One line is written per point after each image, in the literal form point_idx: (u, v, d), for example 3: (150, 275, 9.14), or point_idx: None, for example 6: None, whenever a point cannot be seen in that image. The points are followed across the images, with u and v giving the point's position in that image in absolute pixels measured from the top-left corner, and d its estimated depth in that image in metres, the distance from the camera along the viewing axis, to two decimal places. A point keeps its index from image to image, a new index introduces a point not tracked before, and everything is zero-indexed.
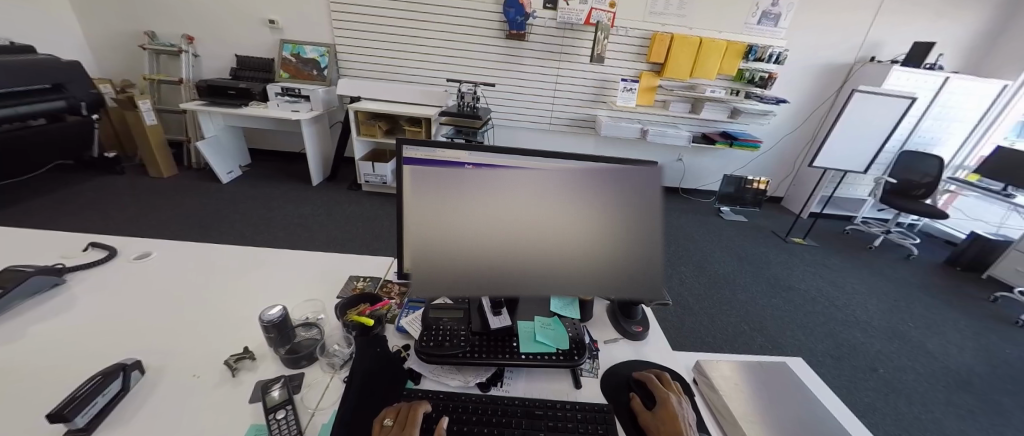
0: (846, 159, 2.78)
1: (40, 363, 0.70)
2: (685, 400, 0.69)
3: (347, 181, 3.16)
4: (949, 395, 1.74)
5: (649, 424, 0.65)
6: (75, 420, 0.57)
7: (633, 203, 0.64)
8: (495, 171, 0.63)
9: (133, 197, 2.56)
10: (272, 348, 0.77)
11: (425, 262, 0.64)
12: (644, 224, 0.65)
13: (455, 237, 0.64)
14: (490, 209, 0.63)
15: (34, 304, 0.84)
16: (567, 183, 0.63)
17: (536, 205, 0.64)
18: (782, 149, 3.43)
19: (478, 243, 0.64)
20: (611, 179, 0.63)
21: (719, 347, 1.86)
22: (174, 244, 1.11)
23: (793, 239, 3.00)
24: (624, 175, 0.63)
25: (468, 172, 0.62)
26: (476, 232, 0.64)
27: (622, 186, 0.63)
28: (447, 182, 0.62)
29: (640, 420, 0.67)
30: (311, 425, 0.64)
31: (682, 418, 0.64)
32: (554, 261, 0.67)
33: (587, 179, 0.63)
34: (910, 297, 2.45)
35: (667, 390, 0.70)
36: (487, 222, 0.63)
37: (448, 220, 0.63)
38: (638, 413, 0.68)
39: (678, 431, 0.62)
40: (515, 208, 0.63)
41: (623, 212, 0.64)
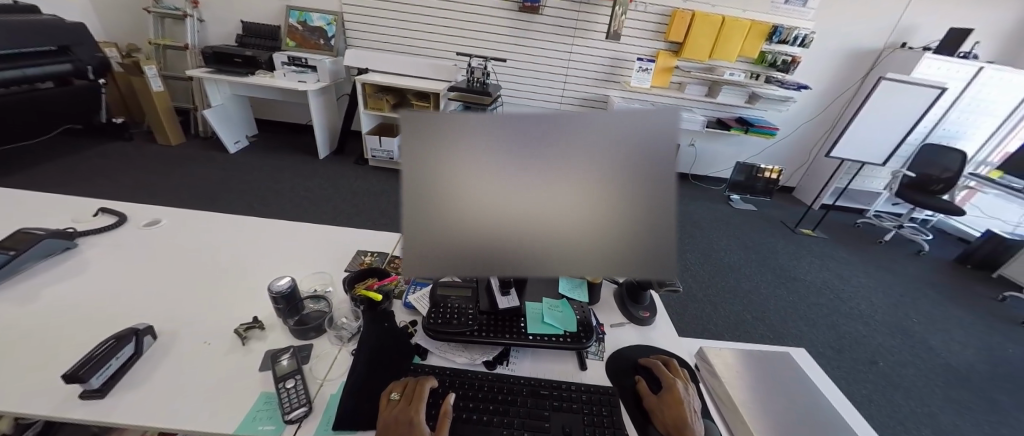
0: (865, 150, 2.69)
1: (56, 325, 0.72)
2: (691, 386, 0.69)
3: (354, 156, 3.15)
4: (947, 390, 1.76)
5: (654, 408, 0.66)
6: (89, 381, 0.59)
7: (647, 176, 0.61)
8: (499, 134, 0.58)
9: (142, 164, 2.56)
10: (281, 318, 0.77)
11: (420, 233, 0.62)
12: (658, 200, 0.62)
13: (457, 199, 0.61)
14: (493, 173, 0.60)
15: (47, 266, 0.85)
16: (579, 145, 0.59)
17: (545, 170, 0.60)
18: (798, 137, 3.33)
19: (474, 214, 0.62)
20: (628, 142, 0.59)
21: (719, 334, 1.87)
22: (183, 213, 1.11)
23: (802, 230, 2.96)
24: (640, 141, 0.59)
25: (471, 130, 0.57)
26: (478, 198, 0.61)
27: (637, 152, 0.60)
28: (449, 141, 0.57)
29: (646, 404, 0.67)
30: (319, 395, 0.65)
31: (689, 405, 0.64)
32: (560, 232, 0.65)
33: (599, 141, 0.59)
34: (916, 292, 2.43)
35: (674, 376, 0.69)
36: (492, 185, 0.61)
37: (452, 182, 0.60)
38: (644, 397, 0.68)
39: (684, 417, 0.62)
40: (520, 172, 0.60)
41: (637, 184, 0.62)
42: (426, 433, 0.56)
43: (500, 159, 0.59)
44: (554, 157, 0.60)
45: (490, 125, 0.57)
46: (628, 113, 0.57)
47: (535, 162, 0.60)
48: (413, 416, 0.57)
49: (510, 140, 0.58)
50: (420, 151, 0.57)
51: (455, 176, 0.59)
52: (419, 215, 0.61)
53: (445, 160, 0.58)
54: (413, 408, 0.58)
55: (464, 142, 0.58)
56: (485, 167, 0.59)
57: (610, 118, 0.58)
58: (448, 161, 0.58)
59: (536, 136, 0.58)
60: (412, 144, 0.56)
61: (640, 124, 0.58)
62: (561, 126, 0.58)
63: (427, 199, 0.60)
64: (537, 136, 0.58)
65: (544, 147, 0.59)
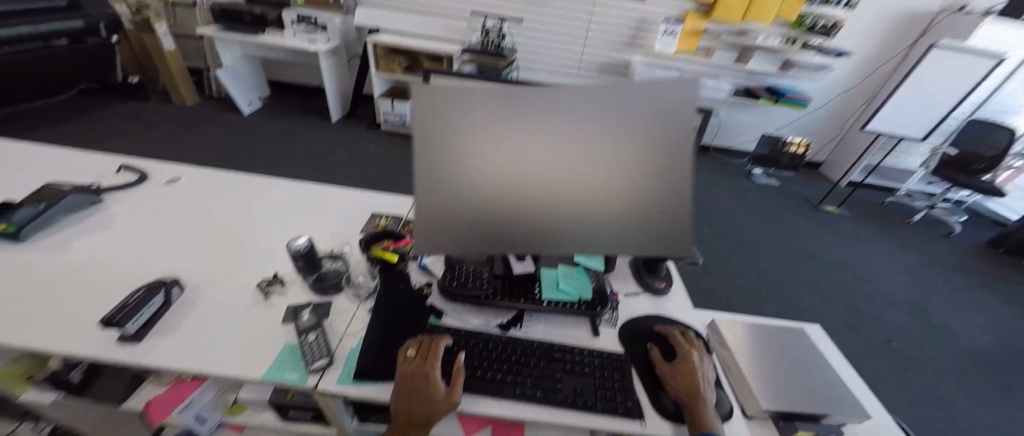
0: (905, 124, 2.52)
1: (87, 276, 0.74)
2: (707, 356, 0.68)
3: (367, 119, 3.11)
4: (961, 372, 1.74)
5: (669, 374, 0.65)
6: (126, 327, 0.62)
7: (670, 145, 0.58)
8: (514, 100, 0.56)
9: (161, 125, 2.59)
10: (301, 275, 0.79)
11: (430, 203, 0.60)
12: (675, 175, 0.60)
13: (475, 163, 0.58)
14: (507, 142, 0.57)
15: (75, 220, 0.88)
16: (596, 116, 0.57)
17: (566, 135, 0.57)
18: (833, 109, 3.13)
19: (486, 185, 0.60)
20: (646, 116, 0.57)
21: (730, 309, 1.87)
22: (202, 172, 1.12)
23: (826, 207, 2.84)
24: (657, 112, 0.57)
25: (486, 97, 0.56)
26: (489, 168, 0.59)
27: (656, 126, 0.58)
28: (463, 108, 0.56)
29: (659, 371, 0.67)
30: (340, 349, 0.67)
31: (703, 377, 0.63)
32: (581, 202, 0.62)
33: (618, 111, 0.57)
34: (940, 275, 2.36)
35: (690, 346, 0.68)
36: (511, 149, 0.58)
37: (469, 145, 0.58)
38: (657, 364, 0.68)
39: (698, 387, 0.61)
40: (535, 141, 0.57)
41: (660, 155, 0.59)
42: (440, 392, 0.57)
43: (519, 123, 0.57)
44: (576, 123, 0.57)
45: (506, 92, 0.55)
46: (654, 80, 0.55)
47: (557, 128, 0.57)
48: (430, 371, 0.58)
49: (529, 104, 0.56)
50: (439, 111, 0.56)
51: (472, 140, 0.57)
52: (434, 178, 0.59)
53: (463, 122, 0.56)
54: (429, 364, 0.59)
55: (482, 103, 0.55)
56: (503, 129, 0.57)
57: (629, 89, 0.56)
58: (465, 124, 0.56)
59: (551, 106, 0.56)
60: (428, 103, 0.55)
61: (660, 94, 0.56)
62: (576, 92, 0.56)
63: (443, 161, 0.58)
64: (553, 105, 0.56)
65: (567, 113, 0.56)
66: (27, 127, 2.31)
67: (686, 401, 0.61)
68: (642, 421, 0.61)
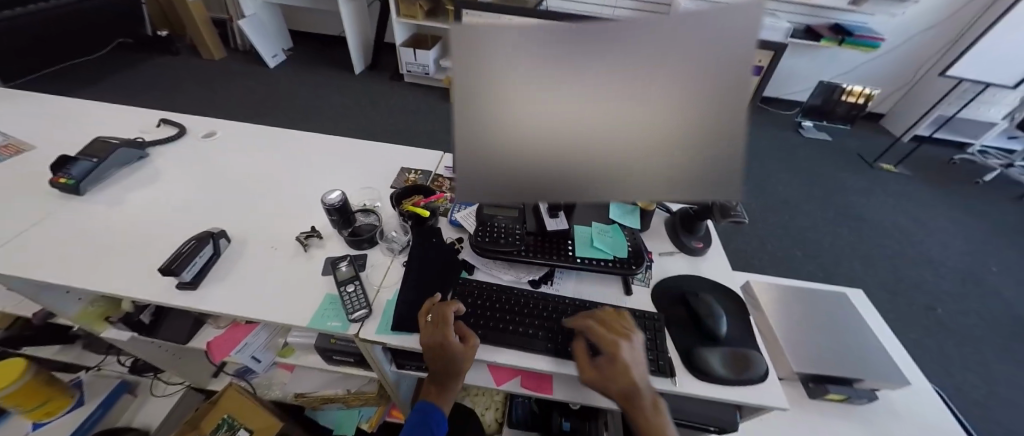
0: (993, 69, 2.19)
1: (142, 227, 0.79)
2: (637, 339, 0.59)
3: (390, 70, 3.01)
4: (1010, 342, 1.65)
5: (598, 374, 0.57)
6: (182, 275, 0.66)
7: (725, 99, 0.52)
8: (561, 41, 0.48)
9: (193, 78, 2.63)
10: (337, 229, 0.81)
11: (466, 155, 0.58)
12: (726, 129, 0.55)
13: (513, 114, 0.54)
14: (549, 91, 0.52)
15: (126, 173, 0.92)
16: (651, 60, 0.50)
17: (608, 85, 0.52)
18: (908, 50, 2.74)
19: (524, 136, 0.57)
20: (709, 61, 0.49)
21: (763, 270, 1.81)
22: (235, 126, 1.13)
23: (882, 165, 2.60)
24: (725, 57, 0.49)
25: (529, 37, 0.47)
26: (528, 117, 0.55)
27: (719, 74, 0.50)
28: (503, 53, 0.48)
29: (584, 374, 0.58)
30: (377, 300, 0.69)
31: (635, 367, 0.56)
32: (614, 153, 0.60)
33: (679, 55, 0.49)
34: (1005, 240, 2.16)
35: (615, 337, 0.58)
36: (548, 101, 0.53)
37: (503, 97, 0.52)
38: (581, 366, 0.58)
39: (634, 383, 0.54)
40: (580, 89, 0.52)
41: (711, 109, 0.54)
42: (459, 347, 0.59)
43: (559, 72, 0.51)
44: (622, 72, 0.51)
45: (551, 33, 0.47)
46: (726, 20, 0.45)
47: (599, 78, 0.51)
48: (444, 339, 0.59)
49: (571, 50, 0.49)
50: (470, 58, 0.48)
51: (506, 91, 0.52)
52: (464, 132, 0.55)
53: (497, 71, 0.50)
54: (442, 331, 0.59)
55: (519, 48, 0.48)
56: (541, 79, 0.51)
57: (699, 28, 0.47)
58: (499, 72, 0.50)
59: (603, 48, 0.49)
60: (463, 48, 0.47)
61: (733, 36, 0.47)
62: (635, 29, 0.47)
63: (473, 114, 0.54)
64: (605, 47, 0.48)
65: (614, 60, 0.50)
66: (74, 83, 2.41)
67: (623, 401, 0.55)
68: (673, 377, 0.62)
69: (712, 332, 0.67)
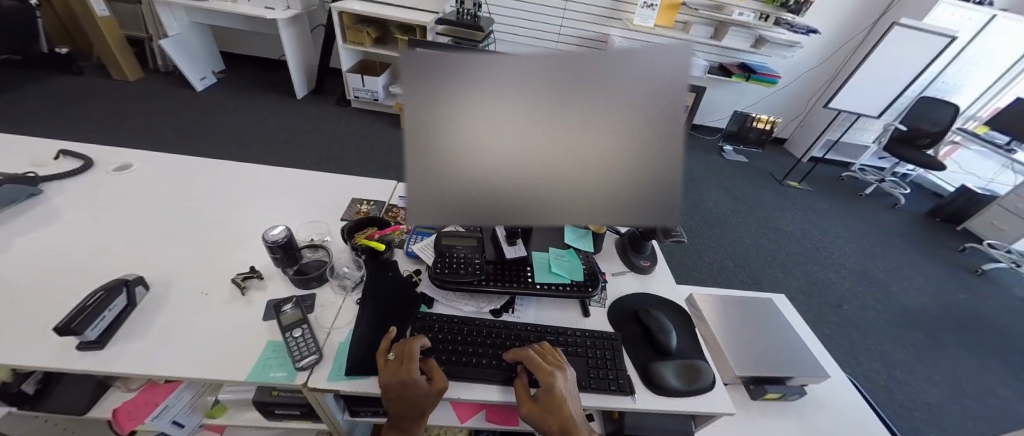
0: (862, 102, 2.66)
1: (33, 277, 0.68)
2: (569, 368, 0.63)
3: (335, 95, 2.92)
4: (899, 330, 1.94)
5: (537, 415, 0.58)
6: (85, 334, 0.57)
7: (661, 125, 0.58)
8: (510, 68, 0.52)
9: (100, 101, 2.34)
10: (280, 267, 0.75)
11: (423, 179, 0.57)
12: (665, 152, 0.60)
13: (467, 136, 0.56)
14: (501, 113, 0.55)
15: (12, 214, 0.79)
16: (592, 87, 0.55)
17: (563, 115, 0.56)
18: (800, 86, 3.23)
19: (479, 158, 0.58)
20: (643, 89, 0.55)
21: (702, 280, 1.98)
22: (157, 156, 1.02)
23: (789, 182, 2.99)
24: (654, 86, 0.55)
25: (480, 63, 0.51)
26: (482, 139, 0.57)
27: (651, 100, 0.56)
28: (457, 77, 0.51)
29: (523, 409, 0.59)
30: (328, 343, 0.64)
31: (569, 401, 0.59)
32: (571, 180, 0.62)
33: (615, 83, 0.55)
34: (886, 243, 2.57)
35: (550, 365, 0.61)
36: (509, 128, 0.57)
37: (466, 123, 0.55)
38: (521, 400, 0.59)
39: (570, 418, 0.57)
40: (530, 112, 0.56)
41: (650, 134, 0.59)
42: (424, 384, 0.57)
43: (518, 102, 0.55)
44: (575, 105, 0.56)
45: (501, 59, 0.51)
46: (658, 62, 0.53)
47: (556, 109, 0.56)
48: (409, 376, 0.56)
49: (529, 82, 0.53)
50: (426, 82, 0.50)
51: (469, 118, 0.54)
52: (426, 159, 0.55)
53: (461, 97, 0.53)
54: (406, 368, 0.57)
55: (482, 79, 0.52)
56: (502, 107, 0.55)
57: (631, 60, 0.53)
58: (463, 99, 0.53)
59: (549, 74, 0.53)
60: (417, 69, 0.50)
61: (659, 67, 0.53)
62: (574, 59, 0.52)
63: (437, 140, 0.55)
64: (549, 74, 0.53)
65: (567, 92, 0.55)
66: None
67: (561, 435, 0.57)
68: (632, 395, 0.64)
69: (664, 347, 0.71)
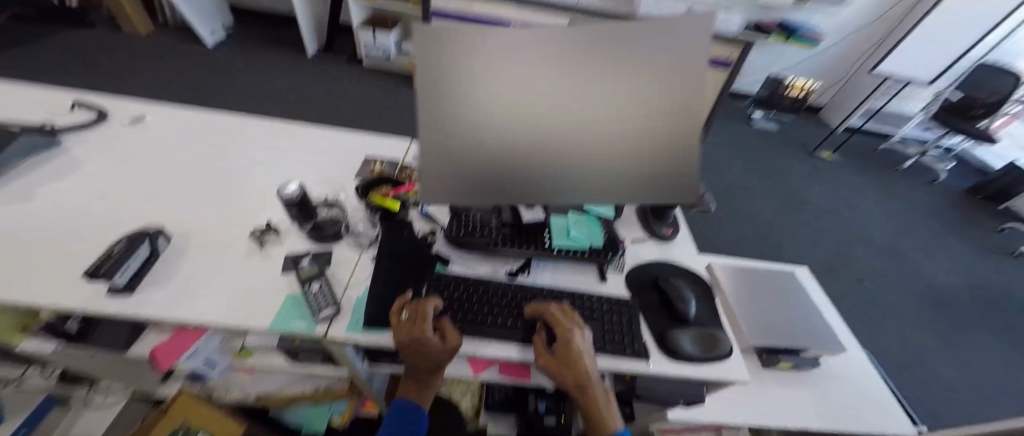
0: (913, 67, 2.43)
1: (61, 225, 0.69)
2: (583, 324, 0.62)
3: (347, 52, 2.82)
4: (922, 309, 1.89)
5: (553, 369, 0.57)
6: (115, 280, 0.58)
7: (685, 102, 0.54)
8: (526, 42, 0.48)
9: (115, 57, 2.33)
10: (296, 225, 0.75)
11: (436, 160, 0.54)
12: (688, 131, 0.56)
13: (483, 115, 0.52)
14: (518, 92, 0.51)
15: (36, 164, 0.80)
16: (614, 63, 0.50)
17: (592, 73, 0.51)
18: (844, 47, 2.97)
19: (494, 140, 0.54)
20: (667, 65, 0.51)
21: (720, 252, 1.94)
22: (170, 109, 1.01)
23: (821, 153, 2.83)
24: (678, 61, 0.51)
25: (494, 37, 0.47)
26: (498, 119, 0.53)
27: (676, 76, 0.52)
28: (471, 51, 0.48)
29: (539, 364, 0.58)
30: (345, 297, 0.65)
31: (585, 358, 0.57)
32: (597, 147, 0.57)
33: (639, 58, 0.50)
34: (919, 220, 2.45)
35: (563, 321, 0.60)
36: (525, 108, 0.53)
37: (485, 80, 0.50)
38: (537, 355, 0.59)
39: (588, 373, 0.56)
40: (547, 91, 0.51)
41: (672, 113, 0.55)
42: (437, 343, 0.57)
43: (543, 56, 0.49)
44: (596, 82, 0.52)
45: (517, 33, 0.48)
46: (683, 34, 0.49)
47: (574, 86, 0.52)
48: (422, 334, 0.55)
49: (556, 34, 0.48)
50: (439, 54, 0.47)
51: (488, 74, 0.49)
52: (440, 119, 0.51)
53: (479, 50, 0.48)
54: (419, 327, 0.56)
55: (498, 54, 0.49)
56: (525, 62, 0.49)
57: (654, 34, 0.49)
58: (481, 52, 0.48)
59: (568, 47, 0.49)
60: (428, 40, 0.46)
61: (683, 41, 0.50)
62: (593, 32, 0.48)
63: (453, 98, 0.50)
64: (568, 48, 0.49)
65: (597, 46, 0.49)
66: None
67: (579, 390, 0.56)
68: (648, 360, 0.64)
69: (683, 314, 0.69)
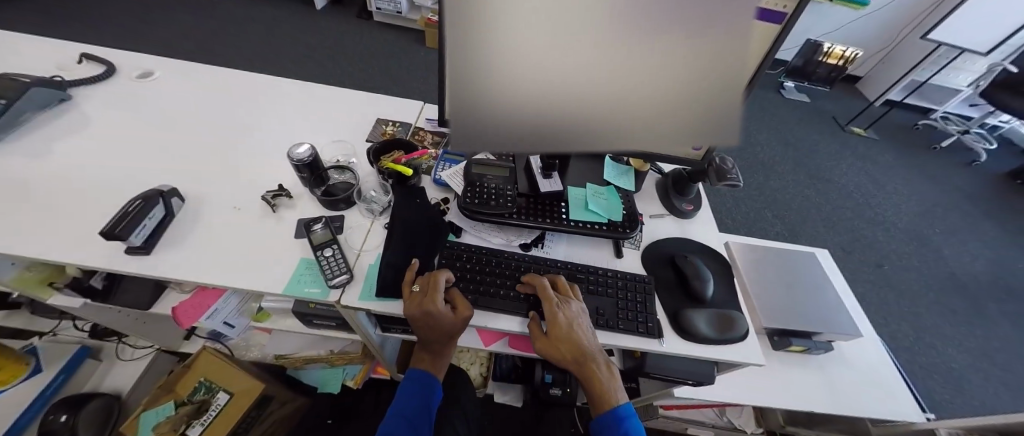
0: (970, 34, 2.21)
1: (77, 182, 0.69)
2: (578, 300, 0.62)
3: (356, 5, 2.68)
4: (941, 294, 1.84)
5: (550, 350, 0.58)
6: (130, 239, 0.59)
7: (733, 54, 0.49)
8: None
9: (121, 6, 2.26)
10: (308, 188, 0.74)
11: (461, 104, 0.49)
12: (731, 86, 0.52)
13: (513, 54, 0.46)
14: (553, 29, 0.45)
15: (49, 118, 0.79)
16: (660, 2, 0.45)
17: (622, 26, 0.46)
18: (895, 10, 2.70)
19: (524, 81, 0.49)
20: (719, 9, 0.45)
21: (734, 228, 1.90)
22: (176, 64, 0.97)
23: (853, 128, 2.67)
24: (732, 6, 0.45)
25: None
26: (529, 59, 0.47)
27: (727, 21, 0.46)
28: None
29: (535, 345, 0.59)
30: (358, 264, 0.65)
31: (582, 327, 0.59)
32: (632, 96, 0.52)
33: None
34: (950, 203, 2.33)
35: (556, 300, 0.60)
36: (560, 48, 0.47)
37: (506, 33, 0.44)
38: (533, 337, 0.59)
39: (585, 350, 0.57)
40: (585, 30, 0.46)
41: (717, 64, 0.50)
42: (448, 315, 0.57)
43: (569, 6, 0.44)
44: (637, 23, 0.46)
45: None
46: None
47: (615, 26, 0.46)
48: (432, 307, 0.56)
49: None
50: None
51: (509, 27, 0.44)
52: (456, 79, 0.47)
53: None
54: (430, 300, 0.56)
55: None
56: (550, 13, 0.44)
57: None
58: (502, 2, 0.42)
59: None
60: None
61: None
62: None
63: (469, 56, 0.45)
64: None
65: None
66: None
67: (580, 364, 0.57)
68: (660, 338, 0.63)
69: (698, 294, 0.68)
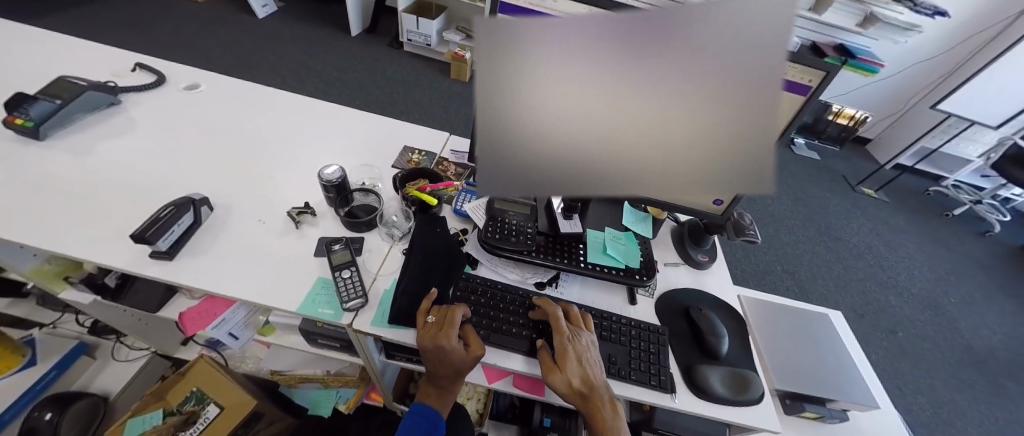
0: (979, 109, 2.27)
1: (109, 184, 0.71)
2: (588, 331, 0.61)
3: (389, 35, 2.82)
4: (959, 369, 1.77)
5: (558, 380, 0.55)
6: (157, 244, 0.60)
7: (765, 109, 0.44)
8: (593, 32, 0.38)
9: (172, 20, 2.43)
10: (333, 207, 0.75)
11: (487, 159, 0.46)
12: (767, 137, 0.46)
13: (537, 113, 0.44)
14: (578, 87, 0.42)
15: (96, 120, 0.83)
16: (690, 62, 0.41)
17: (663, 71, 0.41)
18: (905, 79, 2.77)
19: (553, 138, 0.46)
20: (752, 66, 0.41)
21: (743, 281, 1.88)
22: (221, 78, 1.03)
23: (864, 189, 2.68)
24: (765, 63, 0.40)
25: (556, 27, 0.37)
26: (555, 116, 0.44)
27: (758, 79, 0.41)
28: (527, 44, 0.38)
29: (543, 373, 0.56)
30: (374, 288, 0.65)
31: (591, 357, 0.58)
32: (661, 150, 0.48)
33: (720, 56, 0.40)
34: (965, 272, 2.29)
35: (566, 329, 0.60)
36: (584, 107, 0.44)
37: (531, 95, 0.42)
38: (542, 363, 0.57)
39: (593, 382, 0.55)
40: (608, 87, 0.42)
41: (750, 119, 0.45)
42: (460, 352, 0.57)
43: (607, 49, 0.39)
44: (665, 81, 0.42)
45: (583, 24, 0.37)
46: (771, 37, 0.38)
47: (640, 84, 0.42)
48: (445, 343, 0.55)
49: (629, 23, 0.38)
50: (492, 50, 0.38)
51: (537, 65, 0.40)
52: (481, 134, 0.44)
53: (532, 35, 0.37)
54: (444, 334, 0.56)
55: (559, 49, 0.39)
56: (583, 54, 0.40)
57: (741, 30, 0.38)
58: (533, 40, 0.38)
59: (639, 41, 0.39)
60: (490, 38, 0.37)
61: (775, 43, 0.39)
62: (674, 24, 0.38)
63: (491, 92, 0.41)
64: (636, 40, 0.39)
65: (677, 44, 0.39)
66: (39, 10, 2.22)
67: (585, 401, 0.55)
68: (673, 393, 0.61)
69: (713, 350, 0.66)
